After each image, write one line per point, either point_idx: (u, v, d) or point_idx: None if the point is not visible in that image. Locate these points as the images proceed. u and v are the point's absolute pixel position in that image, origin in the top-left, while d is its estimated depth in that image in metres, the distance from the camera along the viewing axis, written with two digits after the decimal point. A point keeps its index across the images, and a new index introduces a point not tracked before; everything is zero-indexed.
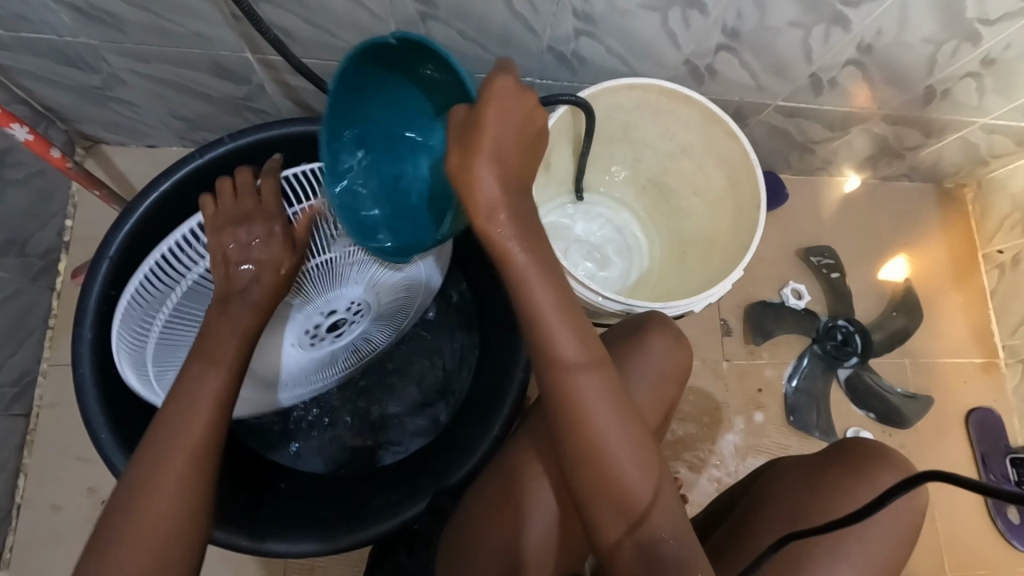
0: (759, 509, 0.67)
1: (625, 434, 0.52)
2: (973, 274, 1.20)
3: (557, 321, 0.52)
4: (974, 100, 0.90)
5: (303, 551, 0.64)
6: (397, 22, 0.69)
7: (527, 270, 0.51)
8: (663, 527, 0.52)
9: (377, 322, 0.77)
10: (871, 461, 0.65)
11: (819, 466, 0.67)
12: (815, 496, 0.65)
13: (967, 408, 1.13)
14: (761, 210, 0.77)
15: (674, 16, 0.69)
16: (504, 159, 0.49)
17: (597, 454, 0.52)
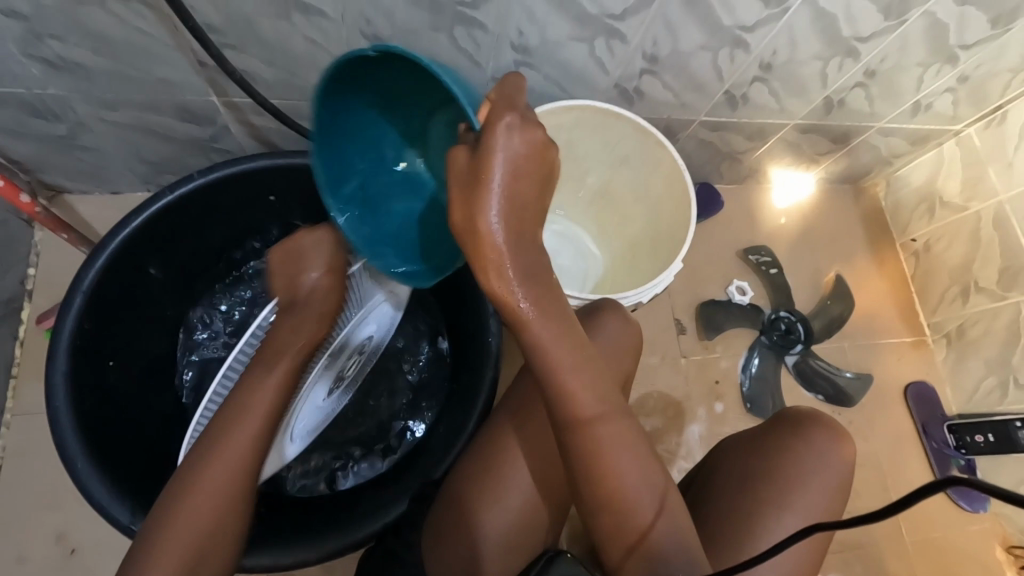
0: (713, 482, 0.72)
1: (635, 467, 0.54)
2: (893, 261, 1.34)
3: (568, 369, 0.53)
4: (866, 106, 1.04)
5: (268, 562, 0.65)
6: None
7: (543, 334, 0.52)
8: (669, 543, 0.54)
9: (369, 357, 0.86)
10: (801, 427, 0.72)
11: (761, 436, 0.73)
12: (756, 462, 0.70)
13: (904, 383, 1.23)
14: (694, 208, 0.87)
15: (600, 45, 0.79)
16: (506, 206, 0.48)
17: (603, 481, 0.54)
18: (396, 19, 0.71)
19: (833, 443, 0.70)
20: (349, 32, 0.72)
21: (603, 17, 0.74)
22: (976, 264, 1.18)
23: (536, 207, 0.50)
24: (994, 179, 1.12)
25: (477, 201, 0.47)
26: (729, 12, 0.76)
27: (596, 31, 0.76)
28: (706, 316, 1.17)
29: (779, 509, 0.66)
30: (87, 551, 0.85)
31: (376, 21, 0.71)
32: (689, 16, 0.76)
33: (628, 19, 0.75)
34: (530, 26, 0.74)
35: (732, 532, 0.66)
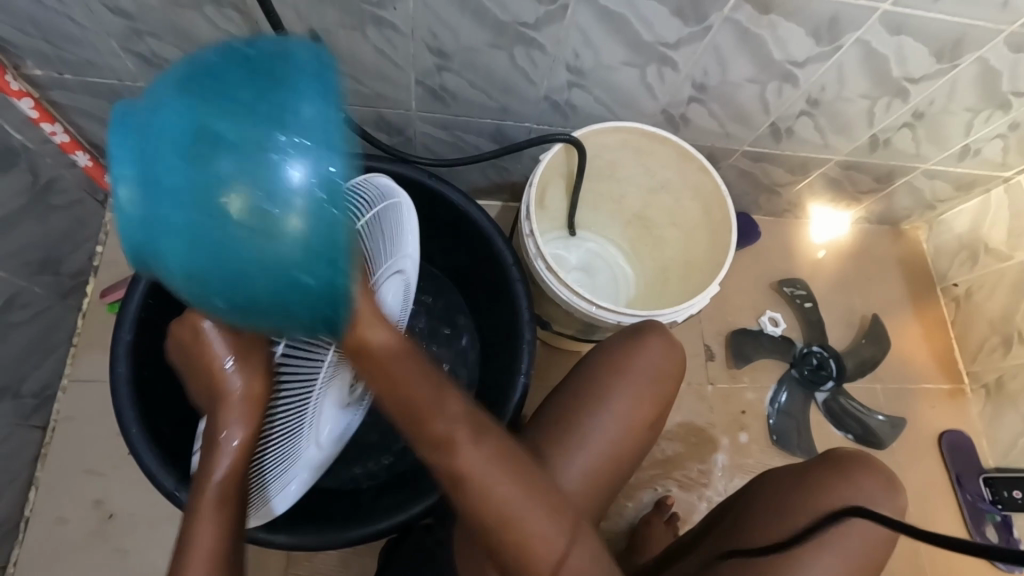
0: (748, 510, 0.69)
1: (527, 495, 0.52)
2: (933, 306, 1.31)
3: (429, 402, 0.51)
4: (911, 148, 1.04)
5: (293, 541, 0.67)
6: (416, 72, 0.81)
7: (413, 375, 0.51)
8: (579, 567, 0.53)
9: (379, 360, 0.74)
10: (856, 464, 0.66)
11: (805, 467, 0.68)
12: (799, 496, 0.66)
13: (939, 431, 1.19)
14: (733, 234, 0.88)
15: (651, 71, 0.82)
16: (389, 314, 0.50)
17: (500, 519, 0.52)
18: (461, 36, 0.75)
19: (881, 486, 0.66)
20: (415, 46, 0.77)
21: (657, 45, 0.77)
22: (1020, 315, 1.15)
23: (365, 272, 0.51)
24: None
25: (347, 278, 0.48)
26: (780, 46, 0.78)
27: (649, 58, 0.79)
28: (736, 345, 1.17)
29: (818, 546, 0.63)
30: (122, 518, 0.89)
31: (442, 37, 0.75)
32: (741, 49, 0.78)
33: (680, 48, 0.78)
34: (586, 49, 0.78)
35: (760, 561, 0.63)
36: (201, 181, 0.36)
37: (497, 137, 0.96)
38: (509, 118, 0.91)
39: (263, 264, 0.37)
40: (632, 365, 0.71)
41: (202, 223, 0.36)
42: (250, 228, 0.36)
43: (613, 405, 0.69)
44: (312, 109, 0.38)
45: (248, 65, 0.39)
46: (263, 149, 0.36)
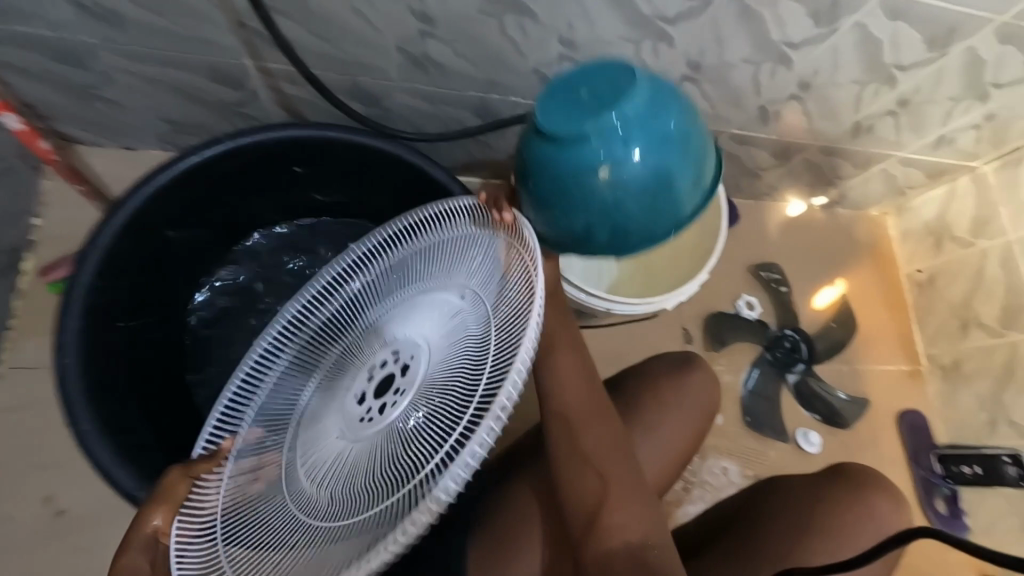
0: (765, 518, 0.70)
1: (593, 457, 0.61)
2: (897, 291, 1.35)
3: (562, 367, 0.65)
4: (892, 135, 1.05)
5: None
6: (397, 38, 0.75)
7: (563, 355, 0.66)
8: (615, 538, 0.56)
9: (327, 327, 0.71)
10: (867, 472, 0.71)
11: (820, 486, 0.70)
12: (814, 507, 0.68)
13: (899, 411, 1.25)
14: (723, 221, 0.87)
15: (647, 48, 0.79)
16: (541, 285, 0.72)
17: (566, 460, 0.61)
18: (449, 1, 0.69)
19: (895, 508, 0.67)
20: (397, 9, 0.70)
21: (656, 20, 0.73)
22: (978, 301, 1.20)
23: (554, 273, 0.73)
24: (1003, 219, 1.16)
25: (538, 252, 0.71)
26: (779, 27, 0.76)
27: (646, 34, 0.76)
28: (713, 328, 1.18)
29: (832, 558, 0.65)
30: (73, 515, 0.84)
31: (428, 1, 0.69)
32: (741, 28, 0.76)
33: (679, 25, 0.75)
34: (582, 20, 0.73)
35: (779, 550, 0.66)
36: (598, 143, 0.66)
37: (481, 111, 0.91)
38: (495, 92, 0.86)
39: (607, 207, 0.70)
40: (675, 399, 0.74)
41: (587, 183, 0.67)
42: (609, 186, 0.68)
43: (680, 411, 0.73)
44: (640, 120, 0.66)
45: (604, 92, 0.66)
46: (631, 148, 0.66)
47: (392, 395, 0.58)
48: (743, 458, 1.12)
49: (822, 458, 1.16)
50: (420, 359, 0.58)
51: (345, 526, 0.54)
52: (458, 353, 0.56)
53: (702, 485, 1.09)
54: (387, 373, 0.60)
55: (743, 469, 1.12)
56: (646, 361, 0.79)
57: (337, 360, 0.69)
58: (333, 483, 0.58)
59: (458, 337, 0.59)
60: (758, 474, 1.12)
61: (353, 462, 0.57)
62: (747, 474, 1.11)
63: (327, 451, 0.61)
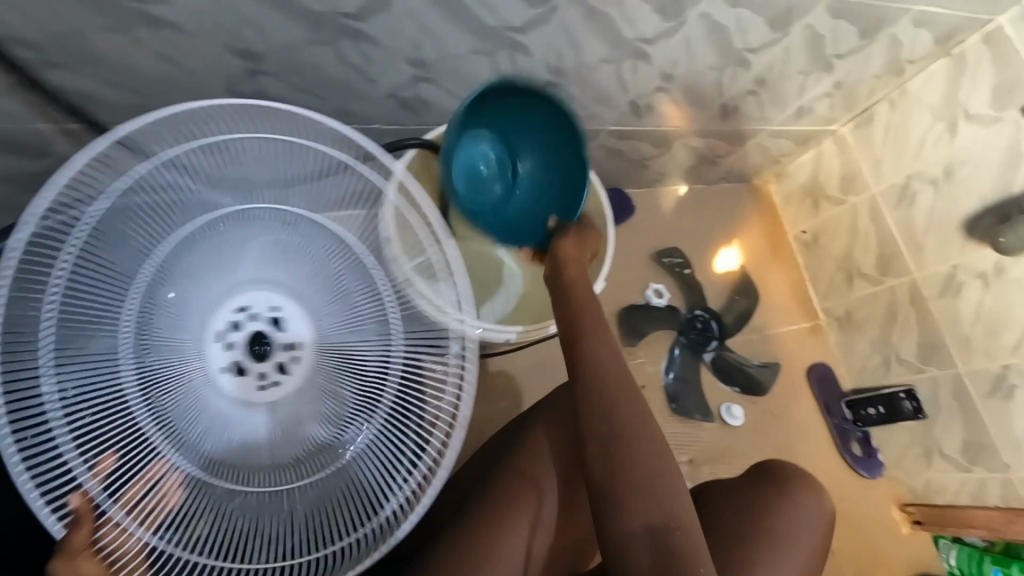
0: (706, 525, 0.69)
1: (643, 442, 0.60)
2: (789, 252, 1.43)
3: (598, 340, 0.65)
4: (757, 112, 1.09)
5: None
6: (222, 79, 0.66)
7: (599, 334, 0.66)
8: (670, 519, 0.57)
9: (99, 274, 0.55)
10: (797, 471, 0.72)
11: (747, 490, 0.71)
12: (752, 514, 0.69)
13: (807, 366, 1.32)
14: (612, 231, 0.85)
15: (503, 59, 0.75)
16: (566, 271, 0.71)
17: (608, 442, 0.60)
18: (270, 33, 0.62)
19: (817, 502, 0.70)
20: (212, 49, 0.62)
21: (504, 31, 0.70)
22: (857, 253, 1.28)
23: (576, 257, 0.71)
24: (866, 174, 1.24)
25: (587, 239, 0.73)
26: (629, 25, 0.75)
27: (498, 45, 0.72)
28: (627, 322, 1.18)
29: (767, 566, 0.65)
30: None
31: (245, 36, 0.62)
32: (592, 29, 0.74)
33: (530, 32, 0.71)
34: (427, 39, 0.68)
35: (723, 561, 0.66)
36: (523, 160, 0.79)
37: None
38: (354, 121, 0.80)
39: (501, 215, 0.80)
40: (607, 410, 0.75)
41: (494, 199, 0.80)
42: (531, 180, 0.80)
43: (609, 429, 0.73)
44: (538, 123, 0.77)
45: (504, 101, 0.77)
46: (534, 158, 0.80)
47: (279, 353, 0.64)
48: (675, 446, 1.14)
49: (746, 428, 1.20)
50: (296, 314, 0.64)
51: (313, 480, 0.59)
52: (356, 308, 0.63)
53: None
54: (247, 332, 0.63)
55: (677, 456, 1.13)
56: None
57: (141, 308, 0.56)
58: (263, 449, 0.59)
59: (311, 284, 0.63)
60: (692, 457, 1.14)
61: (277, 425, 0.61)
62: (680, 460, 1.13)
63: (228, 418, 0.60)
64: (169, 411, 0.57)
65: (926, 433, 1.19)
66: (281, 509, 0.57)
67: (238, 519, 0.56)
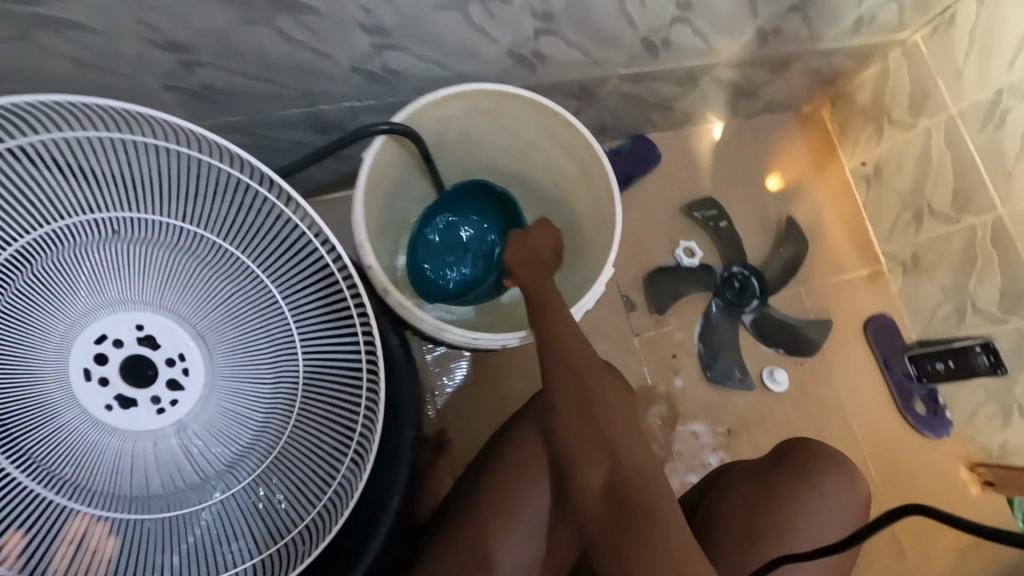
0: (714, 512, 0.64)
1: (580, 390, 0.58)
2: (846, 189, 1.25)
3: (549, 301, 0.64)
4: (803, 31, 0.90)
5: None
6: (160, 76, 0.60)
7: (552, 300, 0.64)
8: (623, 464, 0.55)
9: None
10: (827, 450, 0.64)
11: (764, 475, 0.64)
12: (765, 498, 0.62)
13: (864, 318, 1.18)
14: (617, 202, 0.71)
15: (475, 10, 0.63)
16: (526, 251, 0.69)
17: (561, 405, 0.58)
18: (192, 18, 0.53)
19: (845, 486, 0.62)
20: (133, 44, 0.55)
21: None
22: (928, 186, 1.10)
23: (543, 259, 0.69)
24: (943, 91, 1.03)
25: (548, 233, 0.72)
26: None
27: None
28: (655, 286, 1.08)
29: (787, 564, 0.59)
30: None
31: (165, 25, 0.53)
32: None
33: None
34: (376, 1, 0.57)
35: (732, 542, 0.61)
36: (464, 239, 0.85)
37: (315, 125, 0.76)
38: (320, 103, 0.71)
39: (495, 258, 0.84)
40: None
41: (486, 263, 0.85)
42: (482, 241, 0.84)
43: None
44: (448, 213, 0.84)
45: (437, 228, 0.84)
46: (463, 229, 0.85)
47: (170, 368, 0.59)
48: (710, 416, 1.06)
49: (791, 392, 1.11)
50: (180, 328, 0.59)
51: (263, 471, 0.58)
52: (235, 300, 0.59)
53: (673, 456, 1.03)
54: (130, 354, 0.58)
55: (712, 427, 1.06)
56: None
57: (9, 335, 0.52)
58: (199, 457, 0.59)
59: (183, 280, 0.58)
60: (729, 427, 1.07)
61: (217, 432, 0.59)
62: (716, 431, 1.06)
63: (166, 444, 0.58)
64: (63, 468, 0.53)
65: (1005, 390, 1.05)
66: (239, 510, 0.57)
67: (211, 532, 0.56)
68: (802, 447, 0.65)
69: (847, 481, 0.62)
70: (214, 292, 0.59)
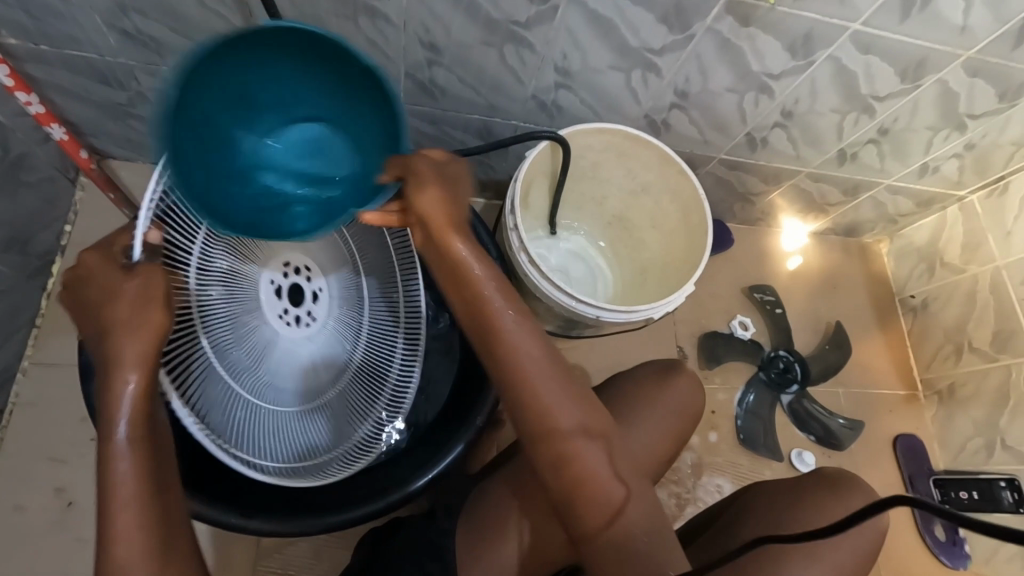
0: (746, 518, 0.75)
1: (605, 462, 0.60)
2: (892, 316, 1.38)
3: (544, 382, 0.58)
4: (876, 163, 1.10)
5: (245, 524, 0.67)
6: (407, 65, 0.83)
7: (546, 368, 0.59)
8: (635, 524, 0.60)
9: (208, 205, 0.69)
10: (842, 473, 0.76)
11: (798, 487, 0.75)
12: (792, 507, 0.73)
13: (895, 434, 1.25)
14: (709, 237, 0.91)
15: (636, 76, 0.85)
16: (449, 201, 0.59)
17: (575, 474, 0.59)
18: (452, 32, 0.77)
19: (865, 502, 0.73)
20: (406, 39, 0.78)
21: (643, 51, 0.80)
22: (971, 326, 1.22)
23: (465, 200, 0.61)
24: (991, 245, 1.18)
25: (438, 187, 0.58)
26: (759, 59, 0.82)
27: (634, 63, 0.82)
28: (708, 347, 1.20)
29: (806, 560, 0.68)
30: (83, 506, 0.90)
31: (434, 31, 0.77)
32: (722, 59, 0.82)
33: (665, 55, 0.81)
34: (574, 51, 0.80)
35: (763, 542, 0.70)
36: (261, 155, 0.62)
37: (484, 134, 0.98)
38: (496, 116, 0.93)
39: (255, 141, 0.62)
40: (658, 399, 0.81)
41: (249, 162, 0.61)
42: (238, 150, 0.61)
43: (666, 416, 0.80)
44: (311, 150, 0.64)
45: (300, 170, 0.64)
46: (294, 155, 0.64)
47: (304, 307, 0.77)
48: (736, 477, 1.14)
49: None
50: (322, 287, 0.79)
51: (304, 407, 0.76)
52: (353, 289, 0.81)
53: (695, 502, 1.10)
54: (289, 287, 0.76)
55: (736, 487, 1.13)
56: (630, 372, 0.85)
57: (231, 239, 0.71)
58: (290, 375, 0.75)
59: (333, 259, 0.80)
60: None
61: (297, 357, 0.76)
62: None
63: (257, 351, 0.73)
64: (218, 339, 0.69)
65: None
66: (297, 423, 0.75)
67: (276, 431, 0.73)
68: (822, 472, 0.77)
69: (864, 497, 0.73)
70: (340, 277, 0.81)
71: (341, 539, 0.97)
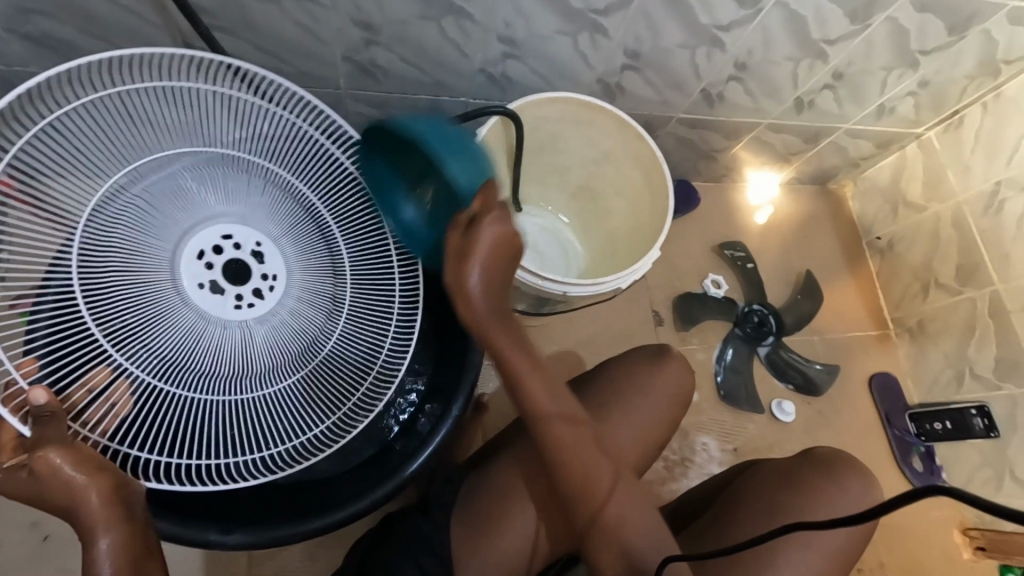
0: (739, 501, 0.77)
1: (590, 452, 0.65)
2: (860, 259, 1.39)
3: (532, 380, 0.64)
4: (834, 108, 1.09)
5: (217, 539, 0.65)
6: (343, 48, 0.78)
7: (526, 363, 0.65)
8: (628, 509, 0.64)
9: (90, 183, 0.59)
10: (835, 455, 0.77)
11: (792, 470, 0.76)
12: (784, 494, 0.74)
13: (871, 374, 1.29)
14: (670, 200, 0.90)
15: (584, 40, 0.82)
16: (485, 264, 0.61)
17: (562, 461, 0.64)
18: (387, 8, 0.73)
19: (858, 485, 0.74)
20: (339, 19, 0.74)
21: (588, 13, 0.77)
22: (937, 262, 1.24)
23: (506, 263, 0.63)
24: (952, 180, 1.19)
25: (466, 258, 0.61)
26: (707, 11, 0.79)
27: (581, 26, 0.79)
28: (683, 309, 1.20)
29: (800, 547, 0.70)
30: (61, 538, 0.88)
31: (367, 9, 0.73)
32: (671, 14, 0.79)
33: (611, 15, 0.78)
34: (517, 18, 0.77)
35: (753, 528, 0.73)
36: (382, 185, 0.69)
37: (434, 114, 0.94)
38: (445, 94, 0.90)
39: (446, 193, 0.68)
40: (644, 381, 0.81)
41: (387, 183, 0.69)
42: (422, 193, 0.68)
43: (649, 393, 0.80)
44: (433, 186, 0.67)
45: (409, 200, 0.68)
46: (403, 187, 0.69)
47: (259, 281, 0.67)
48: (721, 433, 1.16)
49: (797, 426, 1.20)
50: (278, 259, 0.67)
51: (274, 391, 0.66)
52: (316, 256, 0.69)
53: (683, 462, 1.12)
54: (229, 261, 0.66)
55: (721, 443, 1.15)
56: (621, 356, 0.85)
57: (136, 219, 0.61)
58: (249, 369, 0.65)
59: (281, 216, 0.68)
60: (737, 446, 1.16)
61: (260, 347, 0.65)
62: (725, 448, 1.15)
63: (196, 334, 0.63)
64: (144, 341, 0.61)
65: (999, 455, 1.13)
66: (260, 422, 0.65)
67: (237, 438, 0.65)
68: (816, 455, 0.78)
69: (858, 475, 0.75)
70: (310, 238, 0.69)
71: (335, 538, 0.96)
